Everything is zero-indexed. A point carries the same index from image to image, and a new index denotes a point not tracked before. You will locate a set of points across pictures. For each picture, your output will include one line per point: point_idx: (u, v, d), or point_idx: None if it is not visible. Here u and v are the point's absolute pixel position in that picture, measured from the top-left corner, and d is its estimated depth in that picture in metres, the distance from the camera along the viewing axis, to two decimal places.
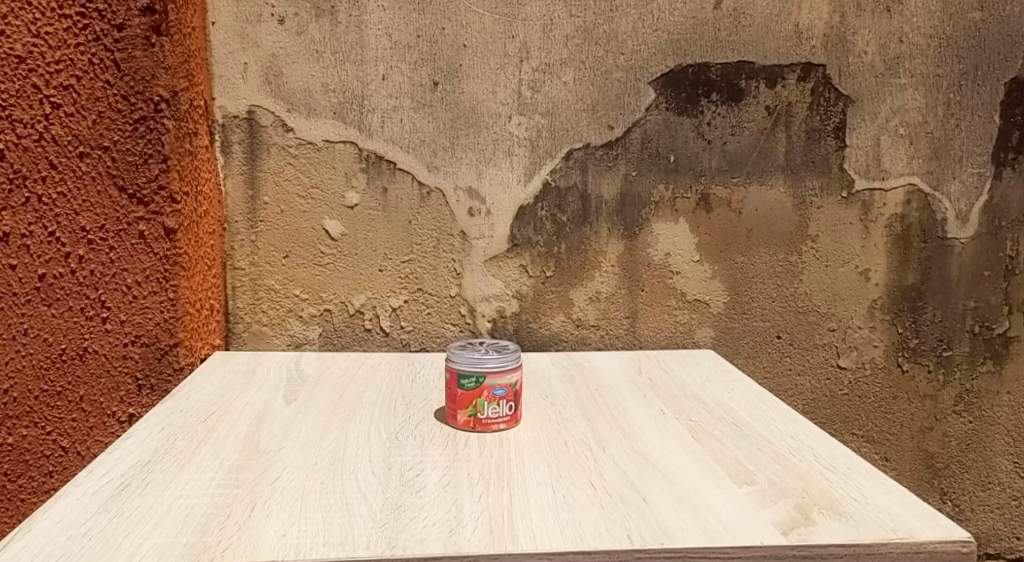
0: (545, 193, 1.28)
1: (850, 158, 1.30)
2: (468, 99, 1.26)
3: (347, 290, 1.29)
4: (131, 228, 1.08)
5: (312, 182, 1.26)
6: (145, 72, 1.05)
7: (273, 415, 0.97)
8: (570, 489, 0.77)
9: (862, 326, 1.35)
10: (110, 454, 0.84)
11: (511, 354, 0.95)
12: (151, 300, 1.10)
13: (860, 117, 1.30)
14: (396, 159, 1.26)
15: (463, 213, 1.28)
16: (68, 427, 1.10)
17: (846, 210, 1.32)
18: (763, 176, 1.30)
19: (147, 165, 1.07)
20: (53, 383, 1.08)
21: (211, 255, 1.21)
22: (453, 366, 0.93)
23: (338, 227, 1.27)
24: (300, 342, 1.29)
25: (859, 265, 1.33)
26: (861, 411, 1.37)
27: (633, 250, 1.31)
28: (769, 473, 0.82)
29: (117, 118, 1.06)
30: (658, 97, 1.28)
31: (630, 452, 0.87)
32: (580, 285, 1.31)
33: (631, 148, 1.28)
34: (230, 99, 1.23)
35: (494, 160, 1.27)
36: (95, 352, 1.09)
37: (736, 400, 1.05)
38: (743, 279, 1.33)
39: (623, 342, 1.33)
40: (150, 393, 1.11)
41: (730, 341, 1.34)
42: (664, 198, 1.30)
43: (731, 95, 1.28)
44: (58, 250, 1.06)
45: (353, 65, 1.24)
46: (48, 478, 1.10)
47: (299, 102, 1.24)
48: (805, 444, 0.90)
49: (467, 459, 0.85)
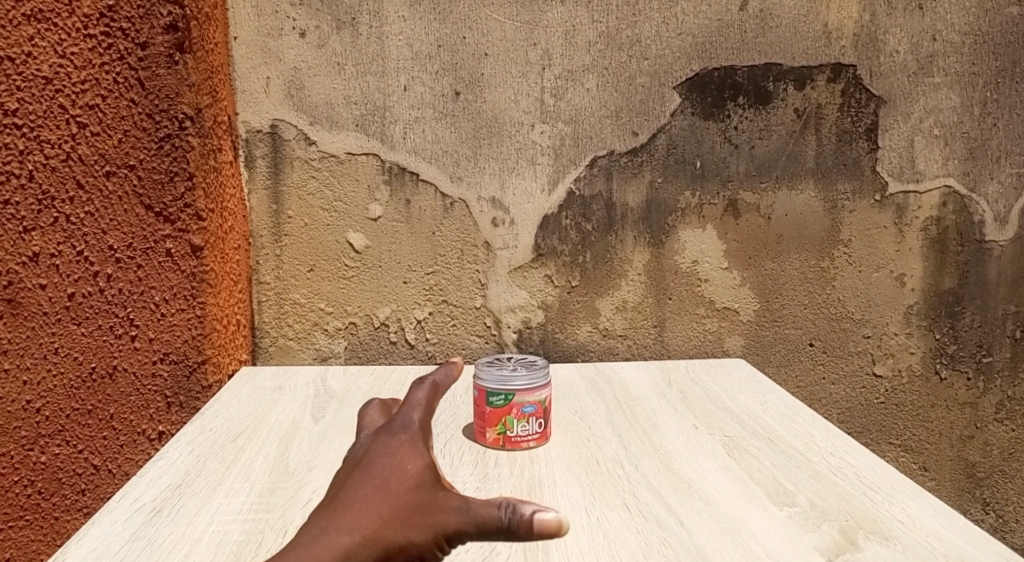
0: (569, 202, 1.26)
1: (884, 160, 1.27)
2: (490, 108, 1.24)
3: (371, 303, 1.28)
4: (159, 246, 1.09)
5: (335, 196, 1.25)
6: (170, 90, 1.06)
7: (302, 434, 0.97)
8: (604, 511, 0.76)
9: (898, 332, 1.31)
10: (141, 478, 0.84)
11: (542, 370, 0.94)
12: (179, 317, 1.11)
13: (892, 118, 1.26)
14: (419, 170, 1.25)
15: (486, 223, 1.27)
16: (99, 444, 1.10)
17: (880, 213, 1.28)
18: (793, 181, 1.27)
19: (173, 183, 1.08)
20: (85, 401, 1.08)
21: (236, 270, 1.21)
22: (481, 384, 0.93)
23: (362, 240, 1.26)
24: (325, 356, 1.29)
25: (894, 269, 1.30)
26: (898, 420, 1.33)
27: (660, 258, 1.28)
28: (810, 493, 0.79)
29: (142, 137, 1.06)
30: (684, 102, 1.25)
31: (664, 471, 0.85)
32: (606, 294, 1.29)
33: (656, 154, 1.26)
34: (253, 113, 1.23)
35: (518, 170, 1.26)
36: (125, 370, 1.09)
37: (771, 412, 1.03)
38: (773, 286, 1.30)
39: (651, 352, 1.31)
40: (179, 410, 1.13)
41: (761, 348, 1.31)
42: (691, 205, 1.27)
43: (759, 98, 1.25)
44: (86, 269, 1.06)
45: (374, 77, 1.23)
46: (80, 496, 1.10)
47: (321, 115, 1.23)
48: (845, 461, 0.87)
49: (497, 479, 0.83)
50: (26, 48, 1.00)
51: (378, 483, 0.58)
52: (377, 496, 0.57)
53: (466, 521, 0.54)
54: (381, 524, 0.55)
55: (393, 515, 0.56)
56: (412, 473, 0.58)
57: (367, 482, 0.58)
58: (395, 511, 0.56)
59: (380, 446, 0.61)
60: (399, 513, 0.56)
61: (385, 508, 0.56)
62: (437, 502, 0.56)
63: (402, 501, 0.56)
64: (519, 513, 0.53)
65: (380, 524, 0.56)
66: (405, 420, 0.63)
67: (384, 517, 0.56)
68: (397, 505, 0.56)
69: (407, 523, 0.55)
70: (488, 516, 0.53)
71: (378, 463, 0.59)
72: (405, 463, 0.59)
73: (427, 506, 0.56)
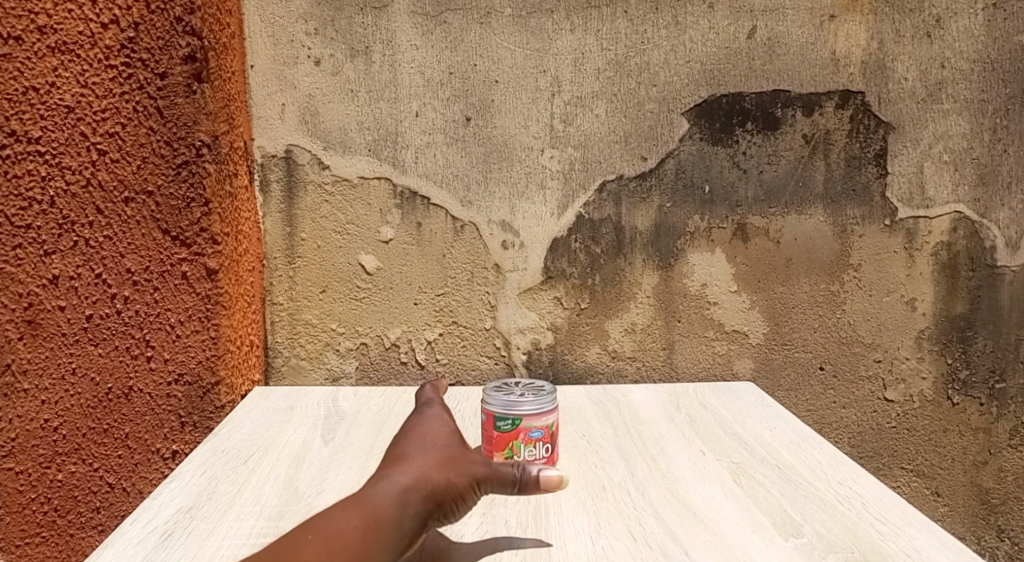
0: (578, 225, 1.28)
1: (893, 185, 1.27)
2: (500, 134, 1.26)
3: (382, 324, 1.30)
4: (175, 269, 1.11)
5: (348, 219, 1.28)
6: (188, 118, 1.09)
7: (311, 456, 0.99)
8: (609, 540, 0.77)
9: (909, 357, 1.31)
10: (154, 500, 0.86)
11: (549, 393, 0.95)
12: (194, 338, 1.13)
13: (902, 143, 1.26)
14: (430, 194, 1.27)
15: (496, 246, 1.28)
16: (115, 463, 1.13)
17: (889, 238, 1.28)
18: (802, 206, 1.28)
19: (190, 209, 1.10)
20: (100, 420, 1.11)
21: (250, 291, 1.23)
22: (488, 409, 0.93)
23: (374, 262, 1.28)
24: (337, 376, 1.31)
25: (904, 294, 1.29)
26: (910, 445, 1.32)
27: (669, 281, 1.29)
28: (816, 524, 0.80)
29: (160, 164, 1.09)
30: (692, 128, 1.27)
31: (670, 498, 0.86)
32: (614, 316, 1.30)
33: (665, 178, 1.27)
34: (269, 139, 1.26)
35: (527, 194, 1.28)
36: (140, 391, 1.12)
37: (779, 439, 1.03)
38: (782, 310, 1.30)
39: (660, 374, 1.31)
40: (192, 430, 1.14)
41: (771, 372, 1.31)
42: (700, 229, 1.28)
43: (767, 124, 1.26)
44: (104, 291, 1.09)
45: (387, 103, 1.25)
46: (95, 513, 1.13)
47: (335, 140, 1.26)
48: (853, 490, 0.87)
49: (504, 505, 0.86)
50: (51, 79, 1.04)
51: (425, 446, 0.82)
52: (424, 453, 0.80)
53: (489, 470, 0.78)
54: (429, 469, 0.78)
55: (437, 463, 0.79)
56: (447, 443, 0.82)
57: (416, 447, 0.82)
58: (441, 463, 0.79)
59: (421, 428, 0.86)
60: (442, 463, 0.79)
61: (431, 460, 0.79)
62: (469, 457, 0.80)
63: (444, 456, 0.80)
64: (528, 471, 0.77)
65: (429, 468, 0.78)
66: (437, 415, 0.89)
67: (430, 465, 0.79)
68: (441, 459, 0.79)
69: (447, 469, 0.78)
70: (505, 468, 0.78)
71: (423, 437, 0.84)
72: (442, 439, 0.83)
73: (461, 458, 0.80)
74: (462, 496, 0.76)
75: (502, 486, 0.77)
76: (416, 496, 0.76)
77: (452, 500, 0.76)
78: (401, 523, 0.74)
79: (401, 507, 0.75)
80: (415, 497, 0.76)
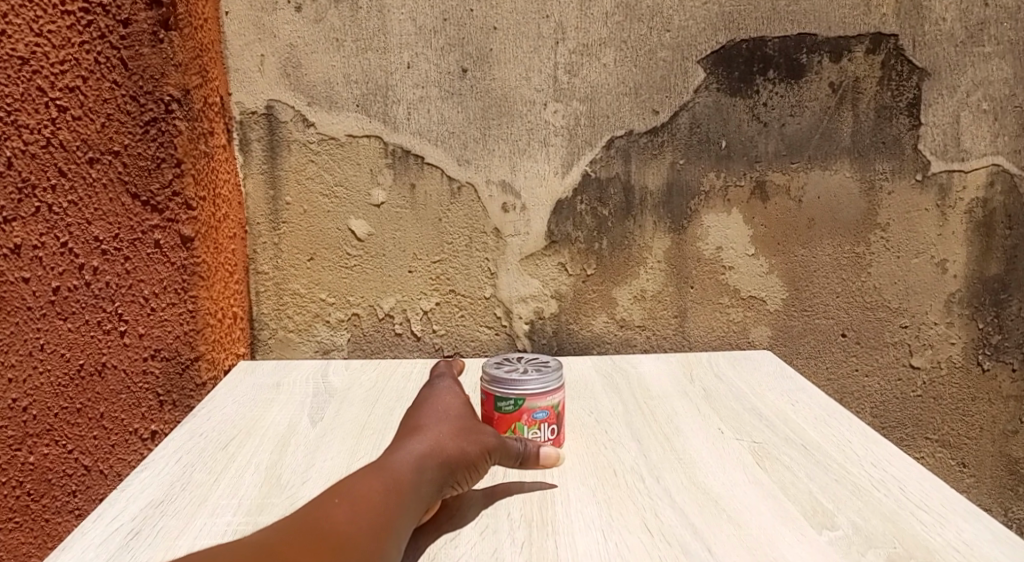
0: (585, 185, 1.18)
1: (926, 137, 1.17)
2: (499, 86, 1.16)
3: (375, 293, 1.21)
4: (146, 237, 1.02)
5: (336, 180, 1.18)
6: (154, 70, 0.98)
7: (298, 440, 0.91)
8: (623, 535, 0.69)
9: (938, 322, 1.22)
10: (121, 494, 0.78)
11: (558, 371, 0.87)
12: (170, 312, 1.04)
13: (937, 91, 1.16)
14: (424, 152, 1.17)
15: (497, 209, 1.19)
16: (90, 444, 1.05)
17: (921, 195, 1.19)
18: (827, 161, 1.18)
19: (160, 170, 1.01)
20: (73, 400, 1.04)
21: (232, 260, 1.15)
22: (489, 388, 0.85)
23: (365, 227, 1.19)
24: (328, 349, 1.23)
25: (934, 255, 1.21)
26: (936, 414, 1.25)
27: (682, 245, 1.20)
28: (851, 514, 0.72)
29: (126, 121, 0.99)
30: (709, 77, 1.16)
31: (688, 485, 0.78)
32: (623, 283, 1.21)
33: (678, 133, 1.17)
34: (247, 94, 1.16)
35: (529, 152, 1.18)
36: (114, 367, 1.04)
37: (804, 415, 0.95)
38: (803, 274, 1.21)
39: (671, 344, 1.23)
40: (172, 409, 1.07)
41: (789, 340, 1.23)
42: (716, 187, 1.19)
43: (791, 72, 1.16)
44: (72, 261, 1.01)
45: (376, 53, 1.15)
46: (71, 497, 1.06)
47: (320, 95, 1.16)
48: (889, 474, 0.80)
49: (506, 494, 0.78)
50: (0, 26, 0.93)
51: (438, 416, 0.78)
52: (437, 423, 0.77)
53: (500, 442, 0.77)
54: (444, 438, 0.75)
55: (451, 432, 0.76)
56: (457, 414, 0.80)
57: (429, 417, 0.78)
58: (455, 432, 0.76)
59: (431, 399, 0.82)
60: (456, 432, 0.76)
61: (444, 429, 0.76)
62: (480, 428, 0.78)
63: (456, 426, 0.77)
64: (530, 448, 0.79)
65: (443, 436, 0.75)
66: (447, 385, 0.85)
67: (444, 434, 0.75)
68: (454, 428, 0.76)
69: (461, 437, 0.75)
70: (511, 442, 0.78)
71: (435, 407, 0.80)
72: (453, 409, 0.80)
73: (473, 428, 0.77)
74: (475, 464, 0.74)
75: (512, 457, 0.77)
76: (433, 462, 0.72)
77: (466, 468, 0.74)
78: (419, 488, 0.70)
79: (419, 473, 0.71)
80: (432, 462, 0.72)
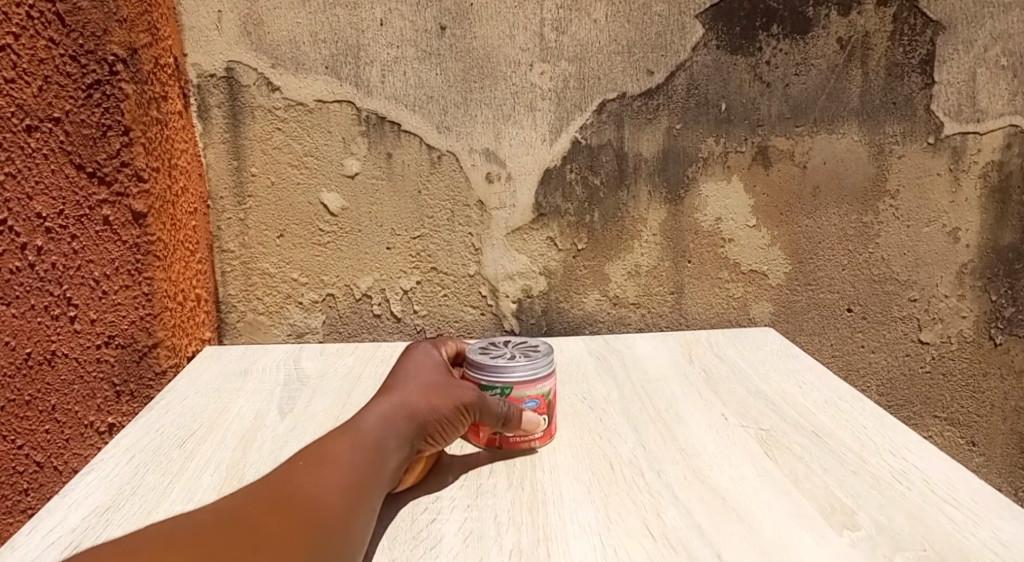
0: (574, 152, 1.10)
1: (939, 97, 1.09)
2: (481, 45, 1.07)
3: (351, 272, 1.12)
4: (94, 213, 0.93)
5: (305, 150, 1.09)
6: (96, 26, 0.89)
7: (264, 434, 0.83)
8: (622, 540, 0.62)
9: (949, 295, 1.16)
10: (62, 500, 0.70)
11: (546, 358, 0.79)
12: (123, 296, 0.96)
13: (952, 46, 1.08)
14: (401, 119, 1.08)
15: (480, 179, 1.10)
16: (42, 439, 0.96)
17: (932, 159, 1.12)
18: (833, 123, 1.10)
19: (106, 138, 0.91)
20: (20, 391, 0.94)
21: (193, 238, 1.06)
22: (472, 377, 0.77)
23: (338, 201, 1.10)
24: (301, 332, 1.14)
25: (946, 223, 1.13)
26: (945, 392, 1.18)
27: (678, 216, 1.12)
28: (874, 511, 0.65)
29: (66, 84, 0.89)
30: (708, 33, 1.07)
31: (691, 480, 0.71)
32: (617, 258, 1.13)
33: (674, 96, 1.09)
34: (204, 55, 1.06)
35: (514, 117, 1.09)
36: (65, 356, 0.95)
37: (812, 398, 0.88)
38: (808, 246, 1.14)
39: (668, 321, 1.16)
40: (130, 400, 0.99)
41: (793, 316, 1.16)
42: (715, 154, 1.11)
43: (797, 27, 1.07)
44: (12, 240, 0.90)
45: (345, 9, 1.05)
46: (23, 496, 0.97)
47: (285, 56, 1.06)
48: (910, 464, 0.73)
49: (492, 494, 0.71)
50: None
51: (409, 375, 0.75)
52: (411, 380, 0.74)
53: (479, 398, 0.73)
54: (417, 394, 0.72)
55: (424, 388, 0.73)
56: (433, 371, 0.77)
57: (402, 374, 0.76)
58: (429, 388, 0.73)
59: (408, 359, 0.79)
60: (430, 389, 0.73)
61: (416, 386, 0.73)
62: (455, 384, 0.75)
63: (430, 383, 0.74)
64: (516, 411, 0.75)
65: (415, 394, 0.72)
66: (428, 346, 0.83)
67: (417, 390, 0.72)
68: (427, 385, 0.73)
69: (432, 392, 0.73)
70: (493, 403, 0.74)
71: (410, 366, 0.77)
72: (427, 367, 0.77)
73: (448, 384, 0.75)
74: (448, 420, 0.71)
75: (491, 416, 0.74)
76: (403, 417, 0.69)
77: (438, 424, 0.71)
78: (387, 444, 0.67)
79: (387, 428, 0.68)
80: (401, 419, 0.69)
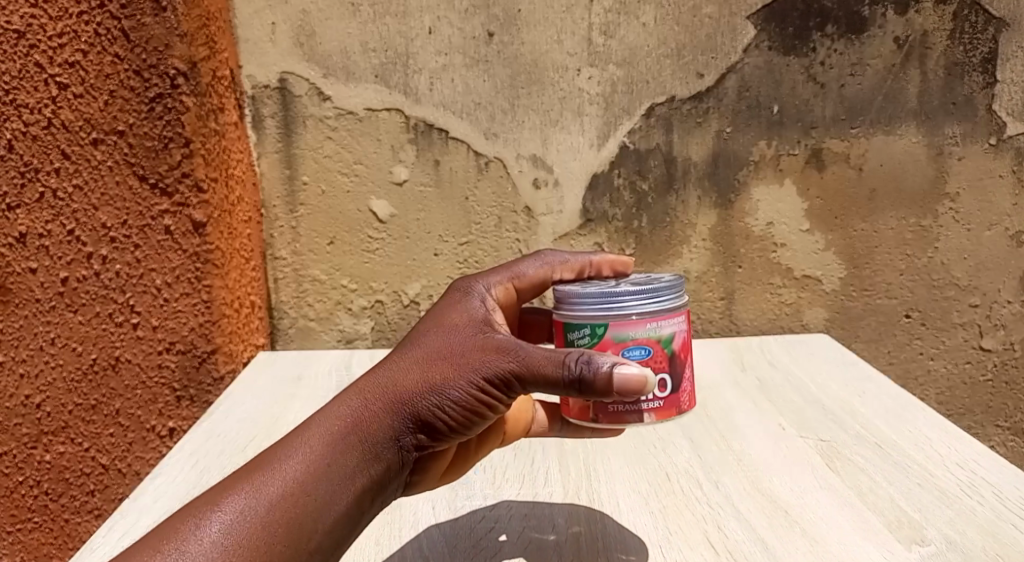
0: (623, 157, 1.09)
1: (1002, 96, 1.07)
2: (529, 51, 1.07)
3: (400, 279, 1.13)
4: (156, 223, 0.95)
5: (355, 158, 1.10)
6: (158, 41, 0.91)
7: None
8: (683, 552, 0.61)
9: (1013, 300, 1.11)
10: (134, 504, 0.72)
11: (662, 297, 0.65)
12: (184, 303, 0.97)
13: (1015, 45, 1.05)
14: (449, 126, 1.09)
15: (527, 185, 1.11)
16: (107, 442, 0.99)
17: (995, 160, 1.08)
18: (891, 124, 1.07)
19: (168, 150, 0.93)
20: (87, 396, 0.97)
21: (248, 246, 1.07)
22: (563, 317, 0.66)
23: (387, 208, 1.11)
24: (351, 338, 1.16)
25: (1010, 226, 1.09)
26: (1009, 400, 1.14)
27: (729, 220, 1.11)
28: (944, 526, 0.63)
29: (130, 97, 0.92)
30: (760, 35, 1.06)
31: (751, 492, 0.70)
32: (666, 263, 1.12)
33: (725, 98, 1.07)
34: (258, 66, 1.09)
35: (562, 123, 1.09)
36: (129, 361, 0.97)
37: (873, 407, 0.86)
38: (864, 250, 1.11)
39: (718, 327, 1.13)
40: (190, 404, 1.00)
41: (848, 322, 1.13)
42: (767, 157, 1.09)
43: (852, 26, 1.05)
44: (80, 249, 0.94)
45: (394, 18, 1.06)
46: (89, 497, 1.00)
47: (336, 65, 1.08)
48: (978, 476, 0.70)
49: (549, 503, 0.71)
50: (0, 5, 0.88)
51: (424, 343, 0.61)
52: (422, 351, 0.60)
53: (511, 367, 0.57)
54: (421, 372, 0.58)
55: (432, 361, 0.59)
56: (458, 331, 0.62)
57: (420, 341, 0.62)
58: (439, 361, 0.59)
59: (439, 314, 0.66)
60: (438, 363, 0.58)
61: (421, 359, 0.59)
62: (479, 349, 0.59)
63: (443, 353, 0.59)
64: (593, 365, 0.55)
65: (416, 373, 0.58)
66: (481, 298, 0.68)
67: (421, 367, 0.59)
68: (435, 359, 0.59)
69: (437, 367, 0.58)
70: (539, 369, 0.56)
71: (437, 327, 0.63)
72: (453, 326, 0.63)
73: (467, 350, 0.59)
74: (456, 404, 0.57)
75: (535, 386, 0.57)
76: (380, 416, 0.57)
77: (441, 410, 0.57)
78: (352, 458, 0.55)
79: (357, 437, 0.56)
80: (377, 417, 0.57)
